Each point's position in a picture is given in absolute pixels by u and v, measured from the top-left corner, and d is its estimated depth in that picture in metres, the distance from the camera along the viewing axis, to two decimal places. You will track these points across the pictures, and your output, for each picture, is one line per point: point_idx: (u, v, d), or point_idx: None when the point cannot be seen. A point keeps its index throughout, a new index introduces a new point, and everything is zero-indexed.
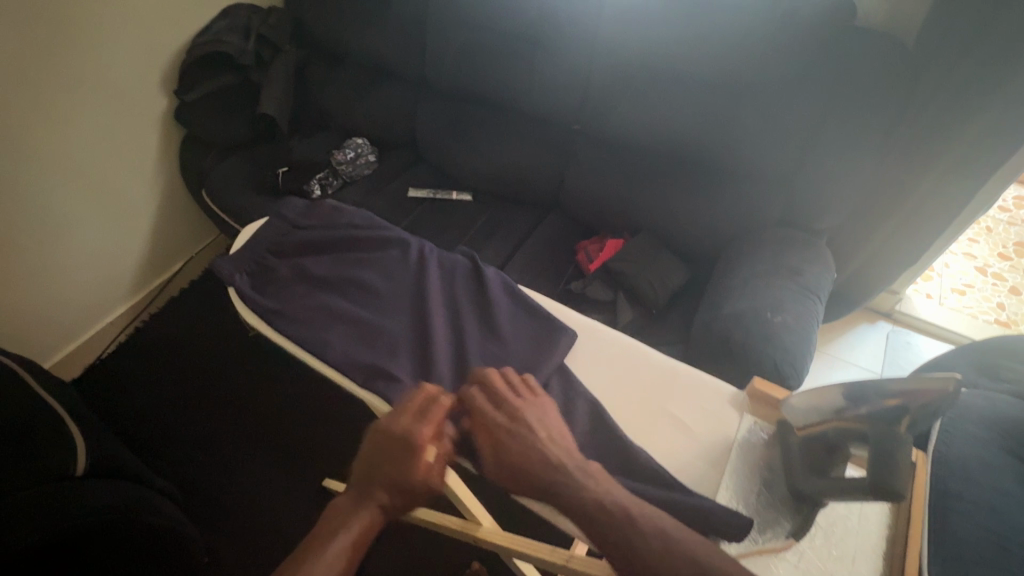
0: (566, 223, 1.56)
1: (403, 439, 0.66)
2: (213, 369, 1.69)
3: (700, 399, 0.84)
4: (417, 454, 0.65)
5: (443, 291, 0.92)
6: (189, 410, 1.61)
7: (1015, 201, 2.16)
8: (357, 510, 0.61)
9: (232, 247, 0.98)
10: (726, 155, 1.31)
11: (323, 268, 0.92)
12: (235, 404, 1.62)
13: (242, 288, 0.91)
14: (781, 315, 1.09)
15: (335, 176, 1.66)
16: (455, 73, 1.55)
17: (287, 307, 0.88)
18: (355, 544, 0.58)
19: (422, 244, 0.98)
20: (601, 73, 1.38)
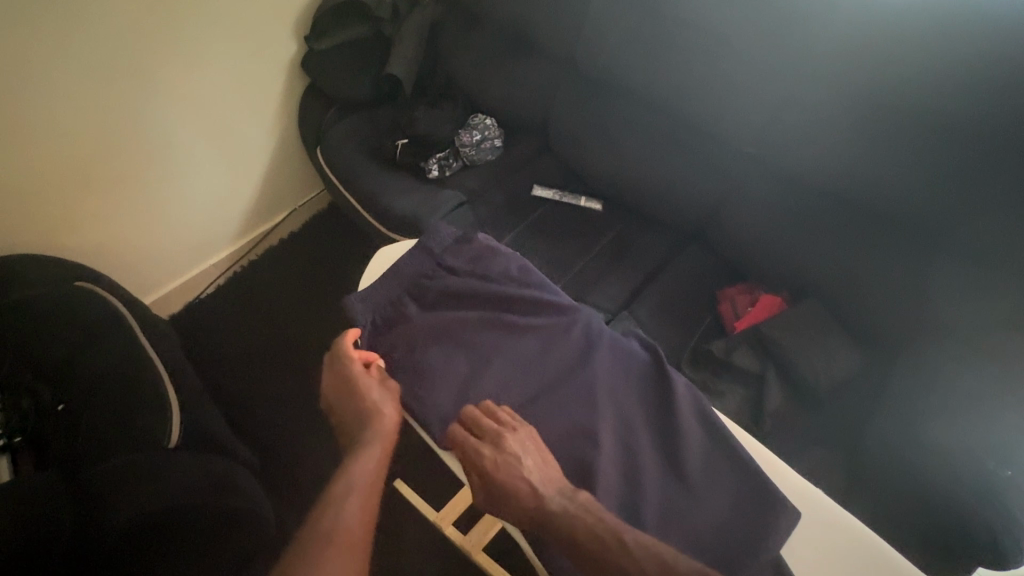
0: (711, 260, 1.33)
1: (347, 387, 0.78)
2: (302, 337, 1.65)
3: None
4: (364, 391, 0.77)
5: (617, 391, 0.82)
6: (281, 381, 1.58)
7: None
8: (357, 453, 0.73)
9: (359, 282, 0.95)
10: (941, 226, 1.02)
11: (462, 328, 0.86)
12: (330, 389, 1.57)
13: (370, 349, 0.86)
14: (1011, 469, 0.84)
15: (456, 158, 1.51)
16: (611, 68, 1.33)
17: (410, 364, 0.83)
18: (373, 478, 0.72)
19: (588, 325, 0.87)
20: (799, 102, 1.11)
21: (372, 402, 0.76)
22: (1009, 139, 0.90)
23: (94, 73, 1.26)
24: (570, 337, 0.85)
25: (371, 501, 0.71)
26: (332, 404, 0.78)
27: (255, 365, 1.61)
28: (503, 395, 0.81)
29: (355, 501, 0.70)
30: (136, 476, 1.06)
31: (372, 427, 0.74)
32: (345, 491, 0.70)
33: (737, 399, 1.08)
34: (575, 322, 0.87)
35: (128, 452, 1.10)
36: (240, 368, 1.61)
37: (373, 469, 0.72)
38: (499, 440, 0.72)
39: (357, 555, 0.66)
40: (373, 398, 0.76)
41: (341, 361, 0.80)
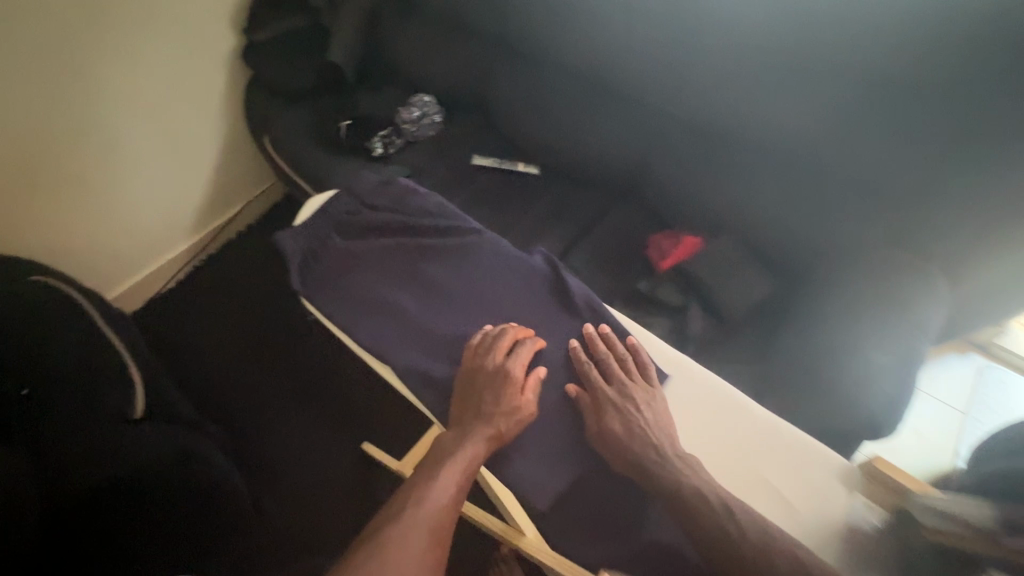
0: (640, 211, 1.43)
1: (492, 376, 0.80)
2: (257, 314, 1.69)
3: (806, 469, 0.82)
4: (508, 391, 0.79)
5: (522, 301, 0.91)
6: (238, 363, 1.60)
7: None
8: (463, 443, 0.76)
9: (298, 219, 0.92)
10: (828, 159, 1.14)
11: (388, 257, 0.91)
12: (284, 363, 1.58)
13: (299, 290, 0.87)
14: (883, 353, 0.96)
15: (399, 134, 1.57)
16: (539, 40, 1.40)
17: (341, 293, 0.87)
18: (472, 464, 0.74)
19: (500, 246, 0.94)
20: (703, 57, 1.19)
21: (496, 401, 0.78)
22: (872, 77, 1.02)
23: (32, 76, 1.29)
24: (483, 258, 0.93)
25: (461, 494, 0.73)
26: (450, 380, 0.82)
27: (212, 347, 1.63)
28: (428, 311, 0.87)
29: (449, 490, 0.72)
30: (99, 446, 1.12)
31: (494, 426, 0.77)
32: (444, 471, 0.73)
33: (663, 330, 1.18)
34: (488, 246, 0.94)
35: (95, 426, 1.14)
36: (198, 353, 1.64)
37: (474, 461, 0.75)
38: (626, 390, 0.82)
39: (438, 547, 0.68)
40: (501, 398, 0.78)
41: (496, 356, 0.81)
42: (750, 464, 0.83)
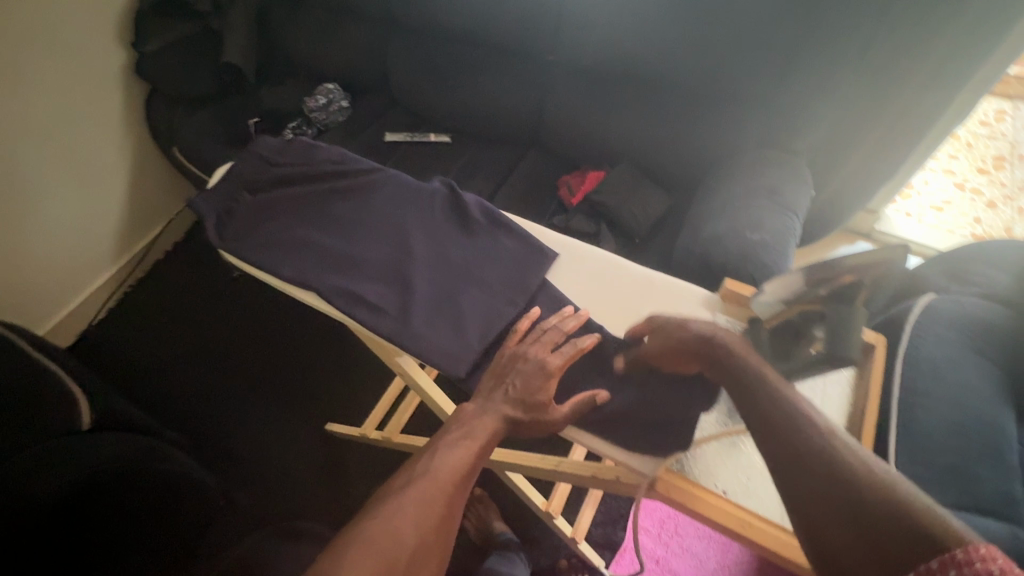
0: (548, 159, 1.54)
1: (533, 364, 0.64)
2: (192, 323, 1.62)
3: (678, 303, 0.76)
4: (541, 382, 0.62)
5: (426, 228, 0.77)
6: (180, 368, 1.54)
7: (995, 114, 1.98)
8: (480, 420, 0.61)
9: (210, 184, 0.85)
10: (698, 80, 1.27)
11: (290, 201, 0.80)
12: (229, 364, 1.53)
13: (213, 241, 0.77)
14: (760, 233, 1.09)
15: (309, 124, 1.61)
16: (426, 14, 1.47)
17: (253, 238, 0.77)
18: (490, 437, 0.60)
19: (395, 172, 0.83)
20: (574, 8, 1.30)
21: (527, 390, 0.62)
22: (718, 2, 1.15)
23: None
24: (379, 181, 0.81)
25: (468, 485, 0.57)
26: (379, 304, 0.70)
27: (150, 363, 1.55)
28: (342, 240, 0.76)
29: (455, 476, 0.56)
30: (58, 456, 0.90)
31: (528, 410, 0.61)
32: (452, 448, 0.59)
33: None
34: (383, 172, 0.83)
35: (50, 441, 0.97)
36: (134, 371, 1.54)
37: (491, 440, 0.60)
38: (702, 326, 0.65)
39: (434, 550, 0.52)
40: (532, 389, 0.62)
41: (539, 350, 0.65)
42: (629, 308, 0.75)
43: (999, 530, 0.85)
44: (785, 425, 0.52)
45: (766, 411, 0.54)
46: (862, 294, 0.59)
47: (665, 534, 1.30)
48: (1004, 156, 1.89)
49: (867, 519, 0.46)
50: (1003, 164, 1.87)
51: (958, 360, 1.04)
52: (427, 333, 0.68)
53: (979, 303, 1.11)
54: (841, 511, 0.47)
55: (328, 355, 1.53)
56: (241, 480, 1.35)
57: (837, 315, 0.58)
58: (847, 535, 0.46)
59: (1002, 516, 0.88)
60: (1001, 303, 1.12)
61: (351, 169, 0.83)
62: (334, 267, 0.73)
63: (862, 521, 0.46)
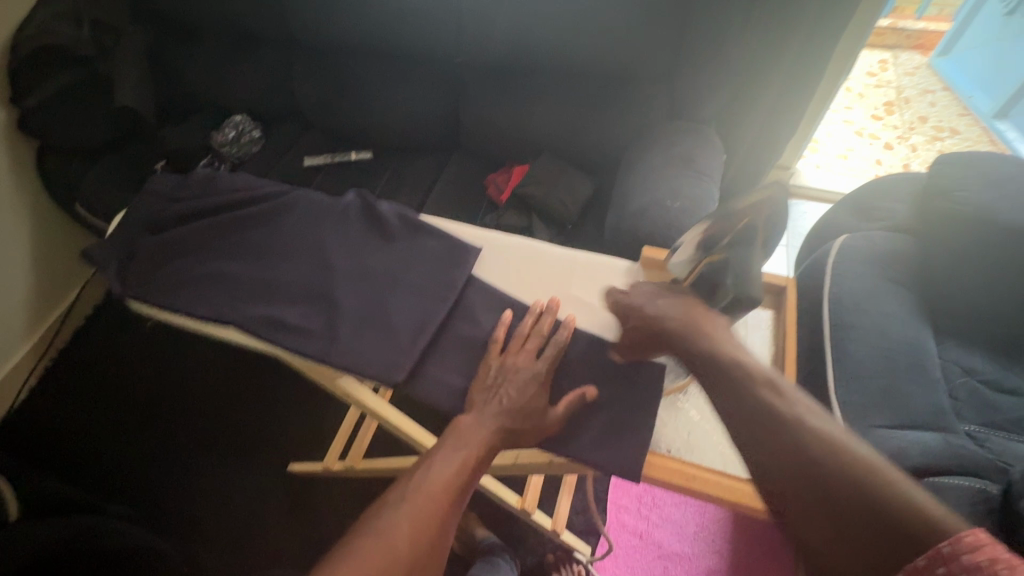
0: (473, 160, 1.54)
1: (526, 374, 0.63)
2: (127, 386, 1.52)
3: (603, 278, 0.77)
4: (537, 391, 0.62)
5: (345, 243, 0.75)
6: (123, 434, 1.44)
7: (879, 64, 2.14)
8: (474, 432, 0.60)
9: (109, 232, 0.79)
10: (605, 64, 1.29)
11: (198, 236, 0.77)
12: (174, 422, 1.44)
13: (116, 290, 0.73)
14: (678, 201, 1.12)
15: (221, 159, 1.55)
16: (327, 31, 1.43)
17: (163, 281, 0.73)
18: (485, 449, 0.58)
19: (305, 191, 0.81)
20: (474, 8, 1.29)
21: (521, 400, 0.62)
22: None
23: None
24: (290, 202, 0.79)
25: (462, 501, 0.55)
26: (305, 325, 0.67)
27: (86, 436, 1.44)
28: (258, 268, 0.73)
29: (448, 492, 0.55)
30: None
31: (519, 420, 0.60)
32: (444, 462, 0.57)
33: None
34: (292, 192, 0.80)
35: None
36: (68, 450, 1.42)
37: (485, 453, 0.58)
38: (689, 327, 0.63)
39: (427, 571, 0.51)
40: (526, 398, 0.62)
41: (522, 356, 0.65)
42: (557, 290, 0.75)
43: (932, 441, 0.92)
44: (760, 413, 0.52)
45: (744, 408, 0.54)
46: (758, 237, 0.65)
47: (643, 509, 1.32)
48: (893, 101, 2.04)
49: (838, 502, 0.46)
50: (893, 109, 2.03)
51: (877, 291, 1.12)
52: (359, 348, 0.66)
53: (887, 236, 1.19)
54: (810, 492, 0.48)
55: (279, 393, 1.47)
56: (207, 540, 1.27)
57: (738, 257, 0.63)
58: (826, 524, 0.46)
59: (934, 427, 0.96)
60: (904, 232, 1.21)
61: (259, 194, 0.80)
62: (254, 297, 0.70)
63: (833, 510, 0.46)
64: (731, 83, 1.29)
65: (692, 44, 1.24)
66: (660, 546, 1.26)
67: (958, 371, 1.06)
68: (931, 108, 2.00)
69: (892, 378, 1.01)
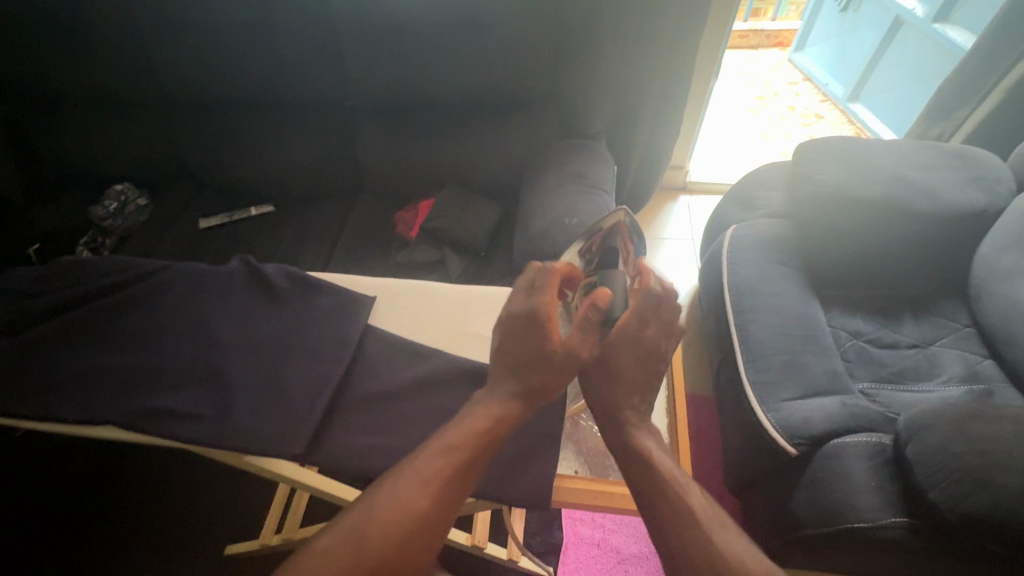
0: (379, 199, 1.53)
1: (527, 318, 0.64)
2: (19, 497, 1.34)
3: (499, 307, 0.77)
4: (541, 332, 0.63)
5: (233, 314, 0.72)
6: (20, 553, 1.26)
7: (747, 63, 2.36)
8: (484, 407, 0.63)
9: None
10: (491, 92, 1.33)
11: (67, 332, 0.72)
12: (81, 525, 1.29)
13: None
14: (577, 216, 1.17)
15: (106, 233, 1.45)
16: (202, 87, 1.38)
17: (21, 386, 0.67)
18: (491, 421, 0.62)
19: (184, 263, 0.77)
20: (352, 50, 1.29)
21: (529, 349, 0.64)
22: (482, 18, 1.21)
23: None
24: (168, 279, 0.75)
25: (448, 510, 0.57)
26: (191, 409, 0.64)
27: None
28: (135, 355, 0.69)
29: (431, 495, 0.57)
30: None
31: (526, 383, 0.64)
32: (443, 440, 0.60)
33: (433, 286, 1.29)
34: (169, 268, 0.77)
35: None
36: None
37: (494, 422, 0.62)
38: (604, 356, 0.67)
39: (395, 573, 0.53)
40: (535, 346, 0.63)
41: (521, 298, 0.66)
42: (454, 326, 0.75)
43: (831, 405, 1.00)
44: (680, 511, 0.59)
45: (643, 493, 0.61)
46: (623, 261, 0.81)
47: (598, 518, 1.33)
48: (764, 95, 2.24)
49: None
50: (765, 102, 2.22)
51: (766, 274, 1.22)
52: (254, 424, 0.63)
53: (768, 222, 1.30)
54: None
55: (203, 471, 1.37)
56: None
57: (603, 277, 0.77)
58: None
59: (833, 391, 1.04)
60: (783, 216, 1.33)
61: (130, 275, 0.76)
62: (133, 388, 0.66)
63: None
64: (612, 101, 1.37)
65: (569, 64, 1.30)
66: (618, 551, 1.28)
67: (845, 335, 1.17)
68: (798, 98, 2.21)
69: (791, 352, 1.10)
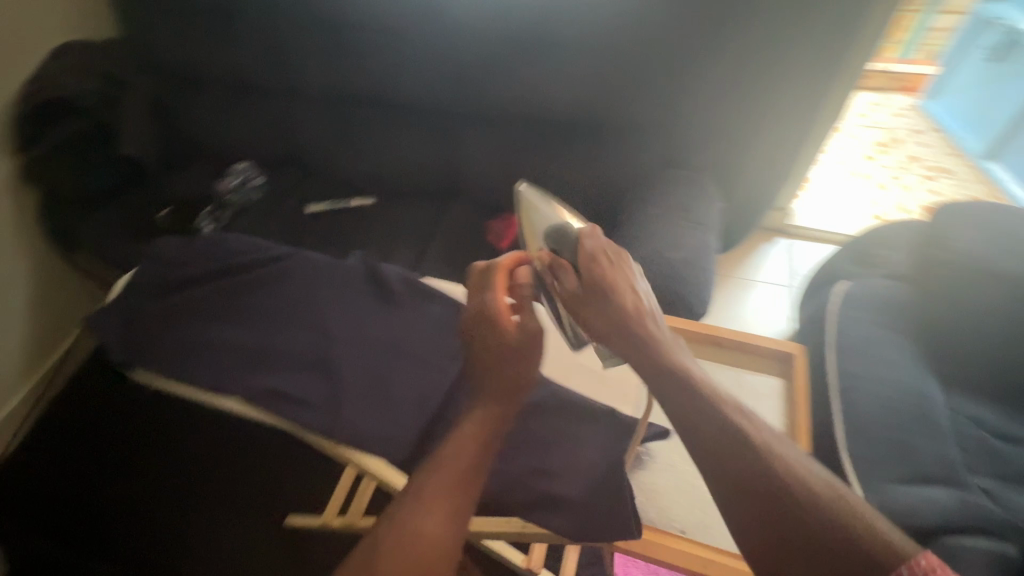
0: (473, 204, 1.55)
1: (480, 318, 0.64)
2: (116, 439, 1.44)
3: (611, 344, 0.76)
4: (495, 328, 0.62)
5: (349, 311, 0.75)
6: (111, 489, 1.36)
7: (868, 105, 2.20)
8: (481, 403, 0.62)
9: (108, 300, 0.79)
10: (603, 113, 1.31)
11: (202, 303, 0.77)
12: (164, 472, 1.38)
13: (115, 360, 0.72)
14: (680, 251, 1.13)
15: (224, 206, 1.55)
16: (328, 80, 1.46)
17: (157, 347, 0.73)
18: (489, 419, 0.60)
19: (309, 255, 0.82)
20: (472, 60, 1.32)
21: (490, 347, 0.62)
22: (607, 41, 1.21)
23: None
24: (294, 267, 0.80)
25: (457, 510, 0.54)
26: (305, 395, 0.67)
27: (69, 494, 1.36)
28: (258, 335, 0.73)
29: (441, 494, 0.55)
30: None
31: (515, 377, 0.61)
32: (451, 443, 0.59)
33: None
34: (296, 257, 0.82)
35: None
36: (51, 507, 1.34)
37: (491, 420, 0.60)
38: None
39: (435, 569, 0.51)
40: (489, 343, 0.62)
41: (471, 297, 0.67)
42: None
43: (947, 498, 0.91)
44: None
45: None
46: None
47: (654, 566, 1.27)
48: (883, 142, 2.08)
49: None
50: (884, 150, 2.06)
51: (879, 340, 1.12)
52: (356, 417, 0.65)
53: (886, 284, 1.20)
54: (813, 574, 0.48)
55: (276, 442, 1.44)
56: None
57: None
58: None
59: (948, 482, 0.94)
60: (903, 280, 1.22)
61: (261, 258, 0.81)
62: (256, 367, 0.70)
63: None
64: (727, 137, 1.32)
65: (689, 94, 1.26)
66: None
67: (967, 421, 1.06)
68: (923, 149, 2.04)
69: (902, 431, 1.00)
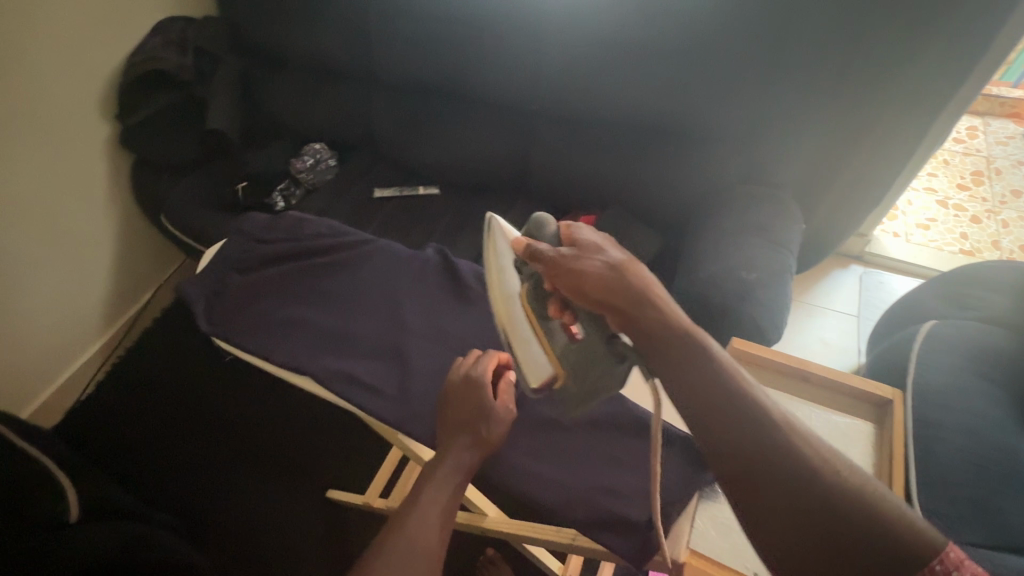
0: (538, 201, 1.55)
1: (463, 386, 0.67)
2: (180, 395, 1.53)
3: None
4: (476, 400, 0.65)
5: (424, 301, 0.78)
6: (175, 442, 1.45)
7: (968, 130, 2.04)
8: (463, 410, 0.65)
9: (197, 269, 0.83)
10: (685, 120, 1.27)
11: (283, 279, 0.80)
12: (223, 432, 1.46)
13: (203, 328, 0.76)
14: (755, 271, 1.08)
15: (298, 184, 1.61)
16: (408, 68, 1.48)
17: (243, 319, 0.76)
18: (471, 426, 0.64)
19: (387, 242, 0.85)
20: (555, 57, 1.30)
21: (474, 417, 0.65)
22: (700, 46, 1.16)
23: None
24: (373, 253, 0.83)
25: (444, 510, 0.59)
26: (380, 381, 0.69)
27: (136, 442, 1.46)
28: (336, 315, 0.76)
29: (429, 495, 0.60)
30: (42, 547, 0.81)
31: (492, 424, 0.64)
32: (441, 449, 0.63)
33: None
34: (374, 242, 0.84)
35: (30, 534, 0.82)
36: (120, 453, 1.44)
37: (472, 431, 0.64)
38: None
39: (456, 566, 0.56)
40: (471, 412, 0.65)
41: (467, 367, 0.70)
42: None
43: None
44: None
45: None
46: None
47: None
48: (981, 171, 1.93)
49: None
50: (982, 179, 1.91)
51: (969, 389, 1.03)
52: (427, 412, 0.68)
53: (982, 328, 1.11)
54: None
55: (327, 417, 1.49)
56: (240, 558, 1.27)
57: None
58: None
59: None
60: (1000, 325, 1.13)
61: (341, 240, 0.84)
62: (334, 349, 0.72)
63: None
64: (816, 155, 1.25)
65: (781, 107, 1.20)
66: None
67: None
68: None
69: (987, 489, 0.93)
